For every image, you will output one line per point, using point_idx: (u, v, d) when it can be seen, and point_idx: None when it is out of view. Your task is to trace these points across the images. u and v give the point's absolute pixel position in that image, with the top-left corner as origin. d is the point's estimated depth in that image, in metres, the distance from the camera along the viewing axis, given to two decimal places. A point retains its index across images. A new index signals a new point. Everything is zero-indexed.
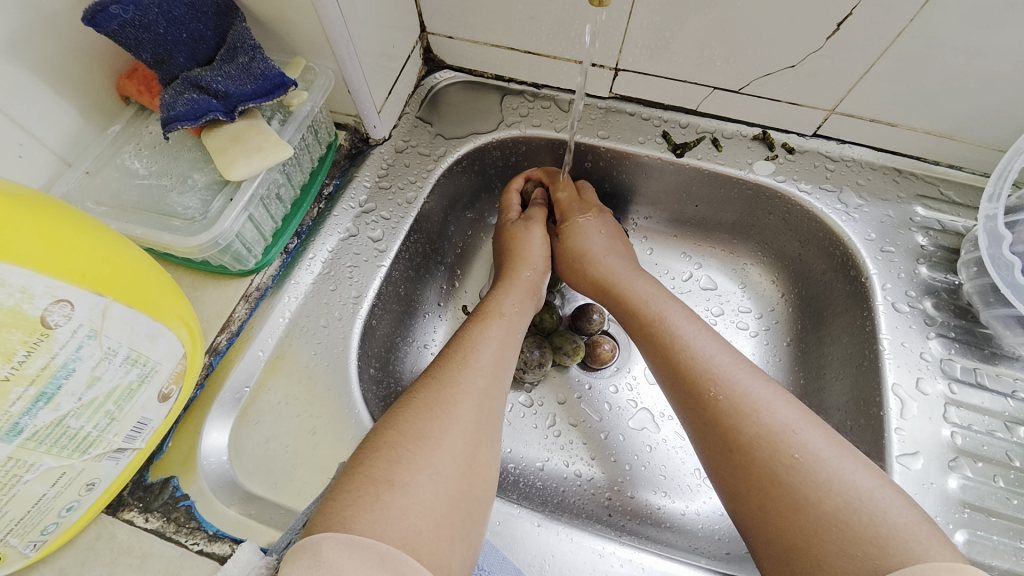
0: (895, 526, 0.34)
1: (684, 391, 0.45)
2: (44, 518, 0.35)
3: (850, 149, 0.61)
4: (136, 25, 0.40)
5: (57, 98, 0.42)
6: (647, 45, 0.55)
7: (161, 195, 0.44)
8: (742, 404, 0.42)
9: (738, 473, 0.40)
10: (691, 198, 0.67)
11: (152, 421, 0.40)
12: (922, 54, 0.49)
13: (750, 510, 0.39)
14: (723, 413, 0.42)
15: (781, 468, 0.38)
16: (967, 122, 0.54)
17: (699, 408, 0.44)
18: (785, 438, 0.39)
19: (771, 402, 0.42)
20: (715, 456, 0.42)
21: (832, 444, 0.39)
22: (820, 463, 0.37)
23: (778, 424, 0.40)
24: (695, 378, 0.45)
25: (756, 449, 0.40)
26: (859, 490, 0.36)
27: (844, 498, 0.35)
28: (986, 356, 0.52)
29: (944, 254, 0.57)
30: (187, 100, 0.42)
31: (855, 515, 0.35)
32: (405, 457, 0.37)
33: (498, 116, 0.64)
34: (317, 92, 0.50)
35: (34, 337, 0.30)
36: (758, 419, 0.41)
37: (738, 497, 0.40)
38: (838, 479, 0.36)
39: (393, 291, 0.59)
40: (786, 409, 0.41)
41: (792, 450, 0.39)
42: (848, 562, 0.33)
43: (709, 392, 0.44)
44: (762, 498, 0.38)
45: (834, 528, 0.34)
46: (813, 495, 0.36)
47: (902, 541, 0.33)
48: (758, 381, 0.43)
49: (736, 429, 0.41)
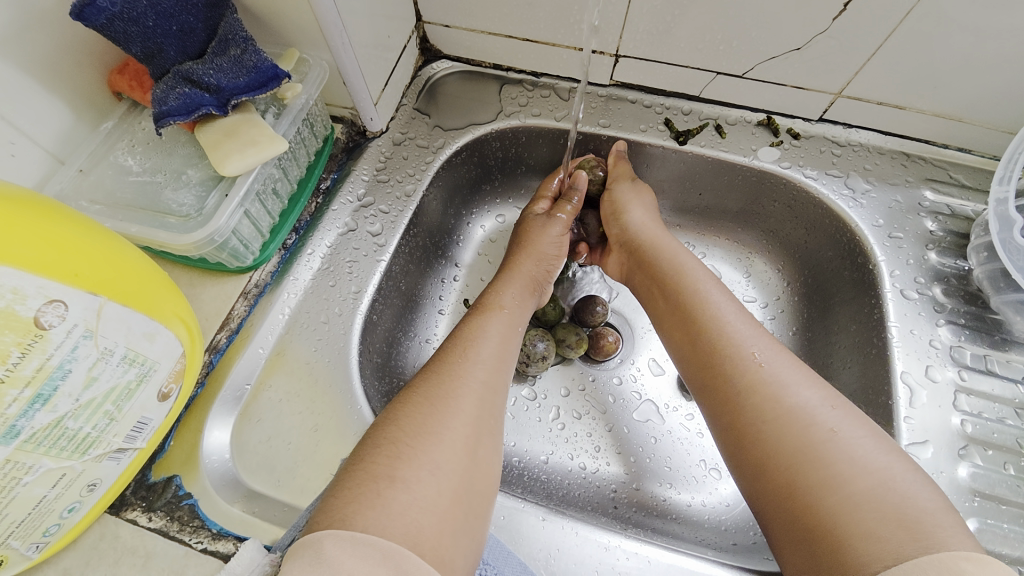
0: (921, 511, 0.33)
1: (713, 365, 0.45)
2: (46, 520, 0.35)
3: (857, 133, 0.60)
4: (125, 18, 0.39)
5: (49, 95, 0.41)
6: (647, 30, 0.54)
7: (155, 192, 0.44)
8: (779, 375, 0.41)
9: (762, 450, 0.39)
10: (694, 186, 0.66)
11: (152, 420, 0.39)
12: (931, 34, 0.47)
13: (772, 489, 0.38)
14: (757, 387, 0.41)
15: (816, 442, 0.37)
16: (978, 104, 0.53)
17: (728, 378, 0.43)
18: (821, 413, 0.39)
19: (796, 381, 0.41)
20: (736, 434, 0.41)
21: (863, 428, 0.38)
22: (854, 441, 0.37)
23: (812, 401, 0.40)
24: (729, 350, 0.44)
25: (780, 432, 0.39)
26: (891, 471, 0.35)
27: (878, 478, 0.35)
28: (996, 343, 0.51)
29: (953, 239, 0.56)
30: (179, 95, 0.41)
31: (888, 495, 0.34)
32: (406, 452, 0.37)
33: (496, 106, 0.63)
34: (312, 84, 0.49)
35: (28, 338, 0.30)
36: (789, 396, 0.40)
37: (761, 475, 0.39)
38: (870, 461, 0.36)
39: (394, 285, 0.58)
40: (814, 388, 0.41)
41: (829, 424, 0.38)
42: (875, 545, 0.32)
43: (741, 364, 0.43)
44: (788, 478, 0.37)
45: (865, 509, 0.33)
46: (847, 474, 0.35)
47: (927, 526, 0.32)
48: (788, 359, 0.43)
49: (774, 399, 0.40)
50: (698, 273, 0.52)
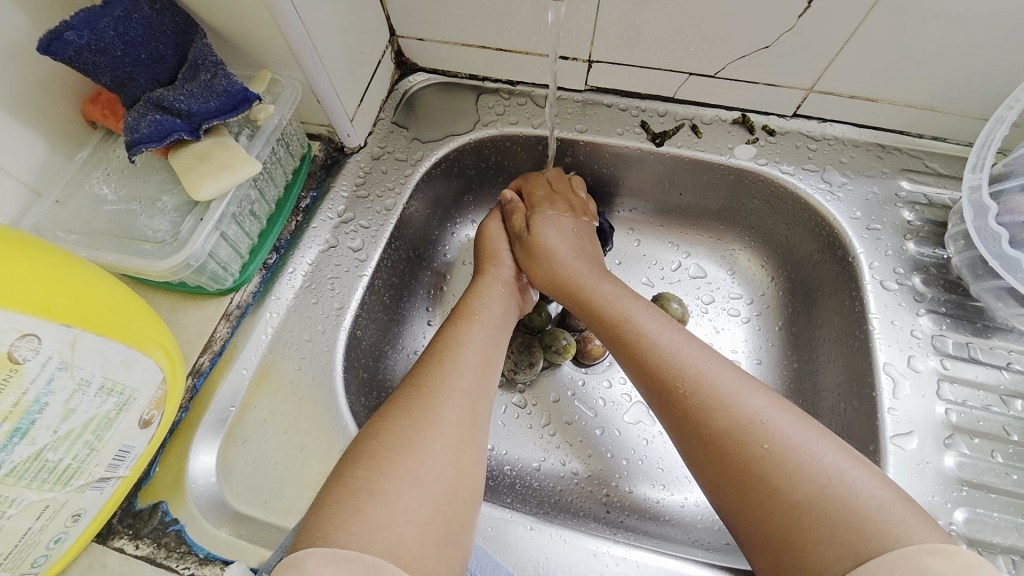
0: (868, 509, 0.33)
1: (653, 390, 0.44)
2: (32, 551, 0.35)
3: (831, 127, 0.60)
4: (93, 50, 0.39)
5: (22, 128, 0.42)
6: (618, 35, 0.54)
7: (131, 220, 0.44)
8: (712, 396, 0.41)
9: (713, 469, 0.39)
10: (675, 186, 0.66)
11: (135, 448, 0.39)
12: (898, 25, 0.48)
13: (728, 502, 0.38)
14: (695, 407, 0.41)
15: (753, 460, 0.37)
16: (950, 93, 0.53)
17: (669, 405, 0.43)
18: (755, 429, 0.38)
19: (739, 392, 0.40)
20: (687, 453, 0.41)
21: (806, 430, 0.38)
22: (791, 451, 0.36)
23: (746, 416, 0.39)
24: (662, 375, 0.44)
25: (727, 443, 0.38)
26: (830, 475, 0.35)
27: (817, 485, 0.35)
28: (978, 330, 0.51)
29: (931, 228, 0.56)
30: (150, 121, 0.41)
31: (829, 502, 0.34)
32: (385, 465, 0.37)
33: (474, 116, 0.64)
34: (284, 105, 0.49)
35: (2, 373, 0.30)
36: (727, 412, 0.39)
37: (717, 492, 0.39)
38: (808, 466, 0.36)
39: (378, 299, 0.58)
40: (755, 397, 0.40)
41: (761, 442, 0.37)
42: (829, 547, 0.32)
43: (672, 392, 0.43)
44: (739, 492, 0.37)
45: (810, 517, 0.34)
46: (785, 485, 0.35)
47: (877, 524, 0.32)
48: (724, 368, 0.43)
49: (706, 424, 0.40)
50: (625, 299, 0.51)
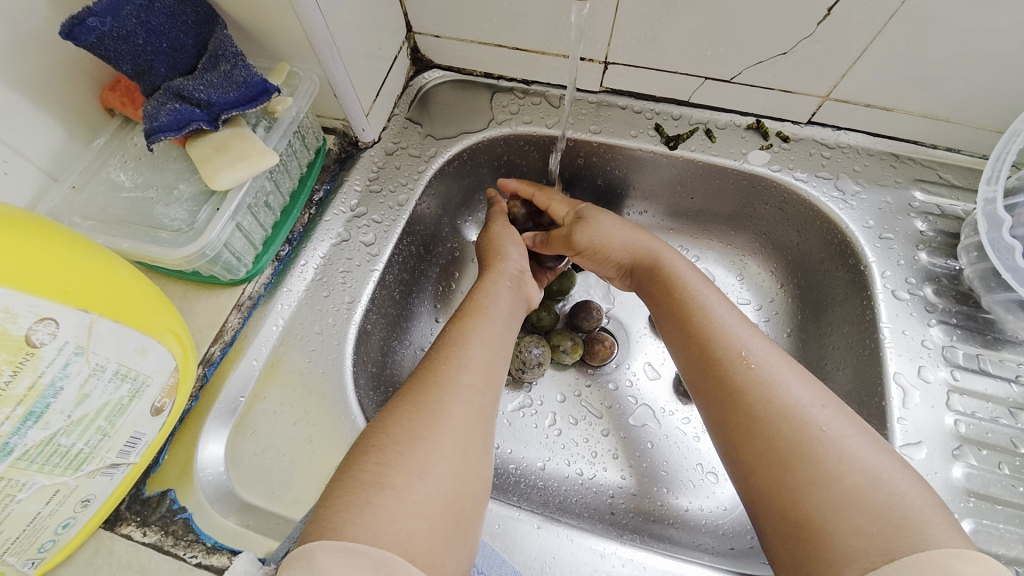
0: (913, 507, 0.33)
1: (705, 369, 0.44)
2: (41, 536, 0.35)
3: (846, 135, 0.60)
4: (115, 37, 0.39)
5: (41, 113, 0.42)
6: (636, 37, 0.54)
7: (147, 208, 0.44)
8: (774, 375, 0.41)
9: (754, 449, 0.39)
10: (686, 191, 0.66)
11: (146, 434, 0.39)
12: (917, 35, 0.48)
13: (762, 483, 0.38)
14: (754, 381, 0.41)
15: (807, 439, 0.37)
16: (965, 105, 0.53)
17: (722, 382, 0.43)
18: (812, 412, 0.38)
19: (795, 379, 0.41)
20: (729, 427, 0.41)
21: (852, 426, 0.38)
22: (845, 439, 0.37)
23: (804, 399, 0.39)
24: (728, 349, 0.44)
25: (779, 422, 0.38)
26: (879, 469, 0.35)
27: (865, 475, 0.35)
28: (989, 342, 0.51)
29: (944, 239, 0.56)
30: (170, 111, 0.42)
31: (877, 492, 0.34)
32: (394, 459, 0.37)
33: (488, 114, 0.64)
34: (302, 98, 0.49)
35: (19, 356, 0.30)
36: (787, 391, 0.40)
37: (752, 470, 0.39)
38: (860, 456, 0.36)
39: (388, 295, 0.58)
40: (809, 387, 0.40)
41: (818, 424, 0.38)
42: (860, 540, 0.32)
43: (733, 365, 0.43)
44: (778, 473, 0.37)
45: (855, 505, 0.34)
46: (836, 470, 0.35)
47: (916, 522, 0.32)
48: (786, 359, 0.43)
49: (763, 399, 0.40)
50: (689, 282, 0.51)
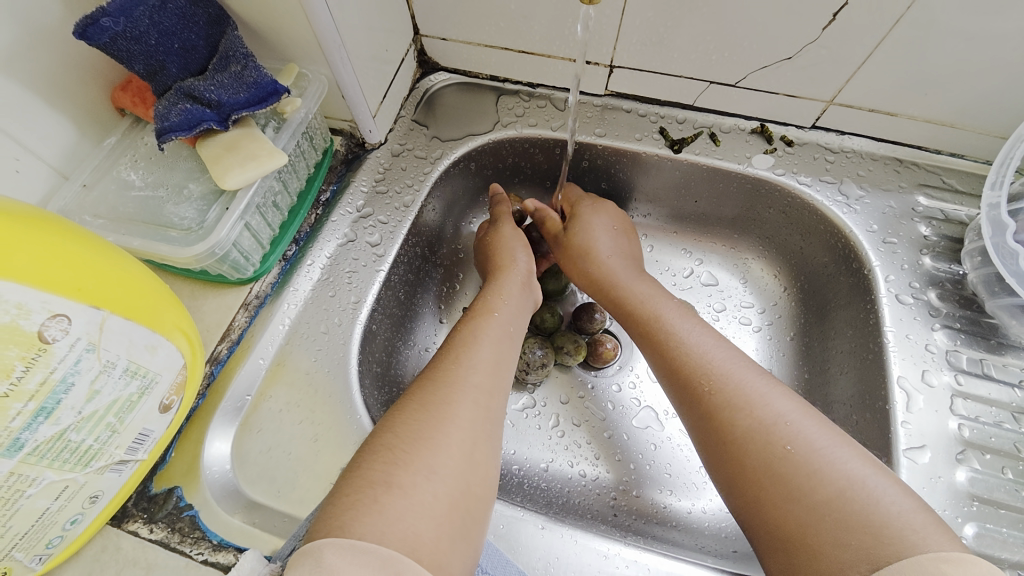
0: (888, 515, 0.33)
1: (679, 389, 0.45)
2: (49, 531, 0.36)
3: (850, 140, 0.60)
4: (128, 37, 0.39)
5: (53, 112, 0.42)
6: (642, 41, 0.55)
7: (157, 207, 0.44)
8: (737, 397, 0.41)
9: (732, 470, 0.39)
10: (691, 194, 0.66)
11: (154, 432, 0.40)
12: (922, 41, 0.48)
13: (746, 500, 0.38)
14: (721, 404, 0.41)
15: (775, 458, 0.37)
16: (970, 110, 0.53)
17: (693, 402, 0.43)
18: (778, 429, 0.39)
19: (764, 394, 0.41)
20: (710, 450, 0.41)
21: (828, 433, 0.38)
22: (815, 453, 0.37)
23: (770, 417, 0.39)
24: (690, 371, 0.44)
25: (749, 442, 0.39)
26: (852, 478, 0.35)
27: (838, 487, 0.35)
28: (992, 347, 0.51)
29: (948, 244, 0.56)
30: (181, 111, 0.42)
31: (850, 504, 0.34)
32: (402, 458, 0.37)
33: (493, 117, 0.64)
34: (311, 99, 0.50)
35: (32, 352, 0.30)
36: (752, 411, 0.40)
37: (735, 490, 0.39)
38: (830, 468, 0.36)
39: (393, 295, 0.58)
40: (779, 401, 0.40)
41: (785, 441, 0.38)
42: (844, 552, 0.32)
43: (701, 389, 0.43)
44: (757, 493, 0.37)
45: (828, 519, 0.34)
46: (807, 486, 0.36)
47: (895, 530, 0.32)
48: (751, 372, 0.43)
49: (731, 422, 0.40)
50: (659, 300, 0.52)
